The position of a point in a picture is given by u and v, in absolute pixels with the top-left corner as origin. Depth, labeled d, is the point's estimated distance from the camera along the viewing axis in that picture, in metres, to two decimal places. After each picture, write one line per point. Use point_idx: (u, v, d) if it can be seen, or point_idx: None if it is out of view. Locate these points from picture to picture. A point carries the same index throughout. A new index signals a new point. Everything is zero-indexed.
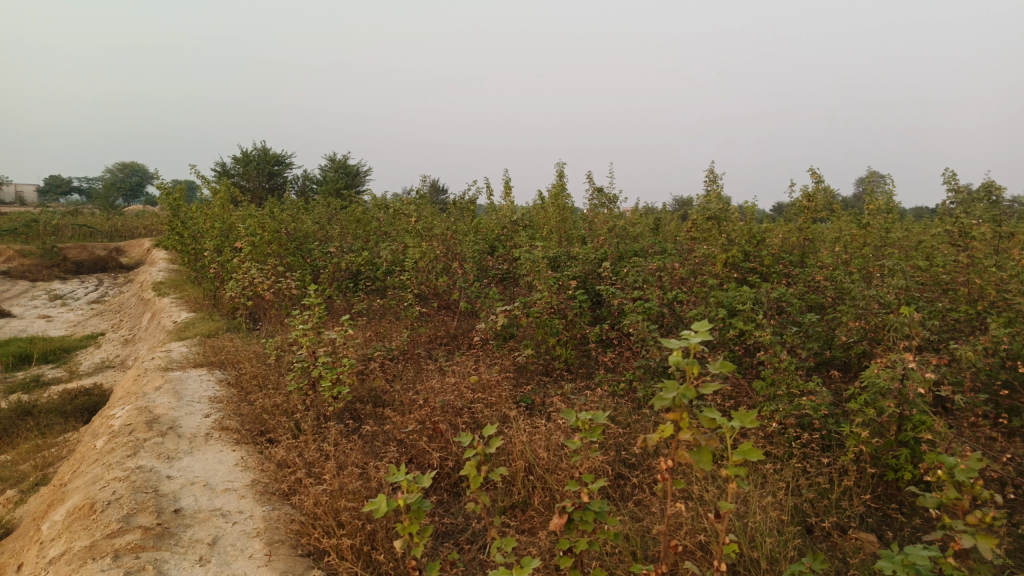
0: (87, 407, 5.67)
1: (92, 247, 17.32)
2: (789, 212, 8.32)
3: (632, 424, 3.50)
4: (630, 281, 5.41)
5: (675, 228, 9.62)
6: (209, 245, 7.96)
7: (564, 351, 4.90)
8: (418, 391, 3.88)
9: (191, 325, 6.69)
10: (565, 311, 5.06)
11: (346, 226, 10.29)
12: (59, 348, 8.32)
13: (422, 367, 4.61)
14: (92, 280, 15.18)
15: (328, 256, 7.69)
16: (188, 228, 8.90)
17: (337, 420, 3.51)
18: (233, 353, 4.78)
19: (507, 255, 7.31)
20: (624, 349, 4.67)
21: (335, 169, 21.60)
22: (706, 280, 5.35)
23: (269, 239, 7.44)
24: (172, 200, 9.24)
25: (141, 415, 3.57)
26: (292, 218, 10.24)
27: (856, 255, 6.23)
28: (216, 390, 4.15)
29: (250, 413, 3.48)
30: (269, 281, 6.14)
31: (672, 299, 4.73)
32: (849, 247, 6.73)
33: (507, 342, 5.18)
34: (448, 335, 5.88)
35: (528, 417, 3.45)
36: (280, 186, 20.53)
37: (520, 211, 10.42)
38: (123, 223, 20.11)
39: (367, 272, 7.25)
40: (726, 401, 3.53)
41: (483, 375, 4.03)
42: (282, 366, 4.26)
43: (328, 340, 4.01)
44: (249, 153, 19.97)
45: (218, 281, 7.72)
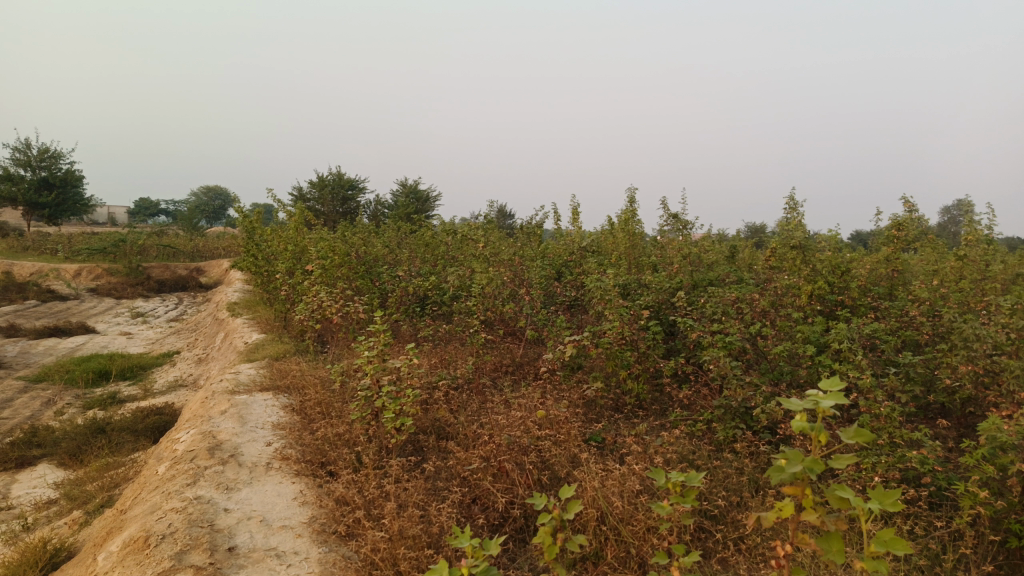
0: (157, 426, 5.74)
1: (174, 266, 17.98)
2: (875, 242, 7.85)
3: (711, 469, 3.25)
4: (706, 312, 5.14)
5: (751, 256, 9.24)
6: (281, 268, 8.06)
7: (635, 385, 4.66)
8: (484, 425, 3.73)
9: (260, 347, 6.74)
10: (637, 343, 4.83)
11: (415, 250, 10.31)
12: (136, 365, 8.55)
13: (487, 397, 4.45)
14: (172, 299, 15.72)
15: (395, 280, 7.68)
16: (262, 250, 9.07)
17: (399, 453, 3.38)
18: (298, 378, 4.74)
19: (575, 283, 7.12)
20: (701, 385, 4.41)
21: (406, 194, 21.91)
22: (790, 314, 5.03)
23: (339, 263, 7.48)
24: (248, 222, 9.45)
25: (204, 441, 3.53)
26: (362, 241, 10.33)
27: (955, 289, 5.77)
28: (279, 416, 4.09)
29: (312, 443, 3.39)
30: (337, 304, 6.13)
31: (754, 334, 4.44)
32: (945, 281, 6.27)
33: (575, 374, 4.98)
34: (514, 364, 5.72)
35: (600, 458, 3.24)
36: (353, 210, 20.96)
37: (589, 237, 10.24)
38: (204, 244, 20.86)
39: (435, 297, 7.18)
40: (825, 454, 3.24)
41: (552, 410, 3.84)
42: (346, 393, 4.18)
43: (393, 368, 3.90)
44: (324, 177, 20.49)
45: (288, 303, 7.79)
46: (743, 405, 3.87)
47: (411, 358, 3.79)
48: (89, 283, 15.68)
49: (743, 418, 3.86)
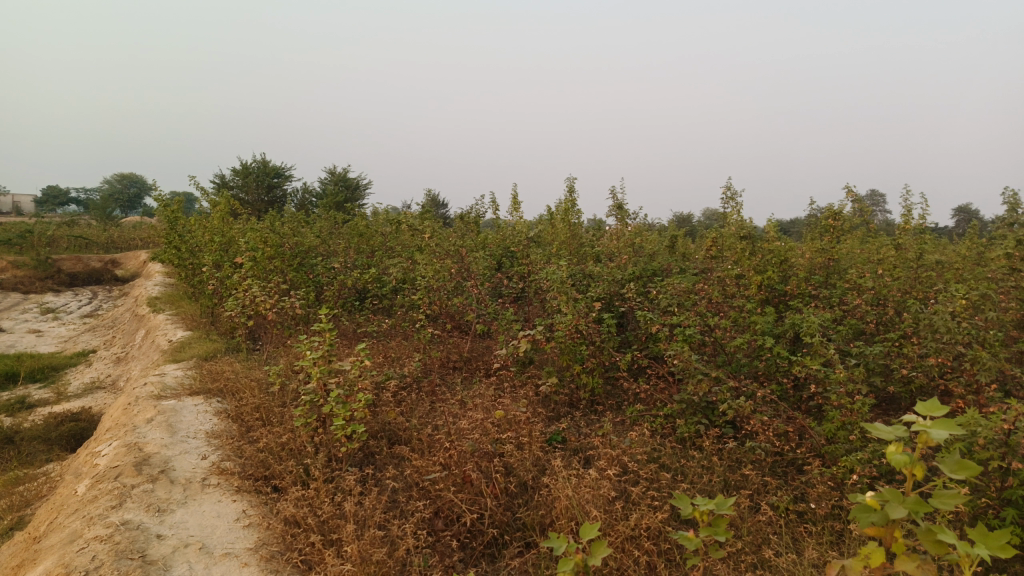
0: (73, 434, 5.27)
1: (87, 258, 16.91)
2: (812, 232, 7.98)
3: (681, 470, 3.14)
4: (660, 305, 5.05)
5: (691, 245, 9.27)
6: (207, 260, 7.59)
7: (590, 379, 4.53)
8: (440, 428, 3.52)
9: (187, 345, 6.30)
10: (592, 336, 4.70)
11: (350, 240, 9.93)
12: (47, 366, 7.91)
13: (439, 397, 4.23)
14: (86, 293, 14.77)
15: (331, 272, 7.33)
16: (186, 241, 8.53)
17: (351, 462, 3.13)
18: (232, 380, 4.40)
19: (520, 274, 6.95)
20: (659, 380, 4.31)
21: (335, 182, 21.27)
22: (742, 305, 5.00)
23: (271, 255, 7.08)
24: (170, 212, 8.89)
25: (130, 455, 3.19)
26: (293, 232, 9.88)
27: (895, 277, 5.88)
28: (213, 423, 3.76)
29: (253, 454, 3.10)
30: (272, 299, 5.77)
31: (712, 325, 4.37)
32: (883, 268, 6.40)
33: (528, 369, 4.81)
34: (463, 359, 5.51)
35: (566, 462, 3.08)
36: (279, 198, 20.20)
37: (529, 226, 10.09)
38: (119, 234, 19.73)
39: (375, 290, 6.88)
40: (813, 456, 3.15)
41: (510, 410, 3.65)
42: (287, 397, 3.88)
43: (340, 370, 3.63)
44: (248, 164, 19.68)
45: (216, 298, 7.35)
46: (705, 400, 3.79)
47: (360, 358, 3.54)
48: None
49: (705, 413, 3.78)
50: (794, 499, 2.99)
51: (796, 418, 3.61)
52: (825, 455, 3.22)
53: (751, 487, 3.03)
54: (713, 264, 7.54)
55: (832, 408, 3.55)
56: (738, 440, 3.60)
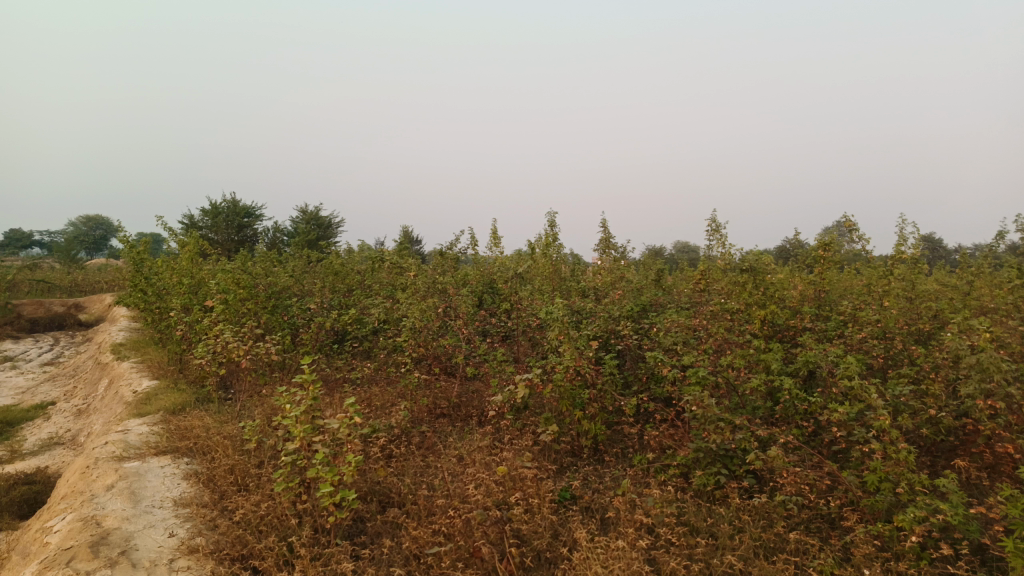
0: (26, 499, 4.80)
1: (49, 303, 16.26)
2: (802, 262, 7.84)
3: (710, 532, 2.84)
4: (663, 344, 4.79)
5: (677, 279, 9.07)
6: (176, 303, 7.19)
7: (593, 426, 4.23)
8: (440, 490, 3.19)
9: (154, 396, 5.87)
10: (594, 379, 4.41)
11: (325, 279, 9.58)
12: (1, 420, 7.36)
13: (432, 451, 3.90)
14: (47, 340, 14.11)
15: (308, 313, 6.99)
16: (153, 284, 8.09)
17: (341, 534, 2.79)
18: (204, 438, 4.01)
19: (507, 314, 6.68)
20: (669, 426, 4.03)
21: (307, 220, 20.91)
22: (748, 342, 4.76)
23: (245, 297, 6.70)
24: (136, 253, 8.46)
25: (86, 533, 2.79)
26: (266, 272, 9.51)
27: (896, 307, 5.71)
28: (182, 488, 3.38)
29: (229, 528, 2.74)
30: (246, 344, 5.40)
31: (723, 365, 4.11)
32: (880, 298, 6.24)
33: (525, 415, 4.50)
34: (452, 406, 5.17)
35: (585, 528, 2.77)
36: (250, 238, 19.76)
37: (510, 262, 9.86)
38: (83, 277, 19.08)
39: (356, 331, 6.53)
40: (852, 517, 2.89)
41: (514, 466, 3.34)
42: (266, 456, 3.52)
43: (325, 427, 3.28)
44: (218, 204, 19.27)
45: (186, 343, 6.93)
46: (723, 447, 3.52)
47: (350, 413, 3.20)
48: None
49: (725, 462, 3.50)
50: (837, 561, 2.72)
51: (823, 467, 3.36)
52: (863, 509, 2.96)
53: (788, 548, 2.75)
54: (705, 299, 7.33)
55: (862, 455, 3.31)
56: (762, 492, 3.32)
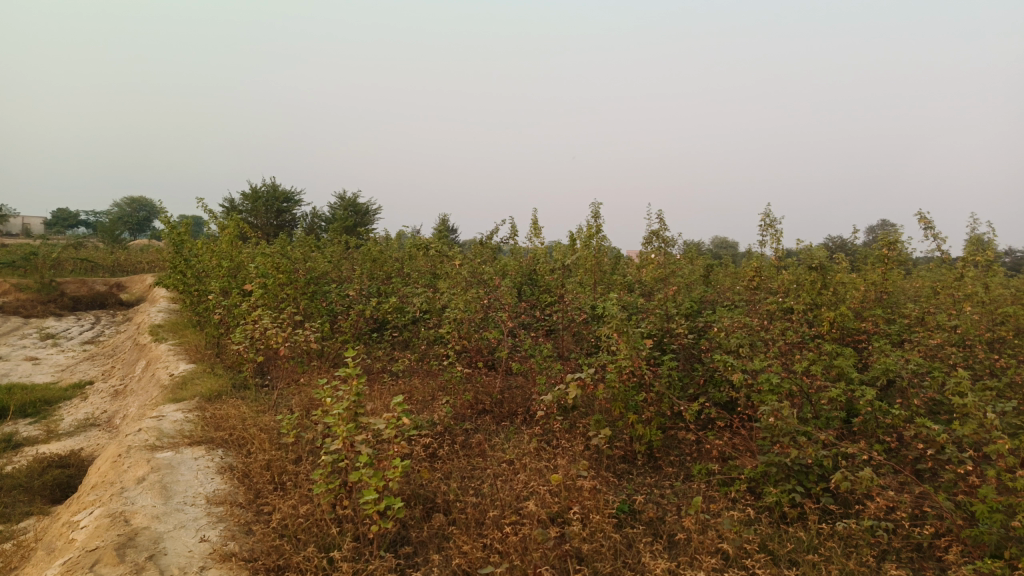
0: (58, 483, 4.68)
1: (91, 282, 16.42)
2: (861, 258, 7.42)
3: (790, 562, 2.55)
4: (723, 344, 4.48)
5: (725, 275, 8.71)
6: (214, 286, 7.06)
7: (648, 431, 3.96)
8: (490, 498, 2.96)
9: (191, 381, 5.74)
10: (651, 381, 4.14)
11: (363, 266, 9.41)
12: (40, 399, 7.32)
13: (478, 452, 3.67)
14: (88, 319, 14.22)
15: (346, 301, 6.81)
16: (192, 265, 7.99)
17: (384, 546, 2.56)
18: (240, 429, 3.83)
19: (550, 308, 6.43)
20: (733, 436, 3.75)
21: (344, 206, 20.86)
22: (815, 345, 4.42)
23: (284, 282, 6.54)
24: (176, 234, 8.37)
25: (113, 531, 2.61)
26: (305, 256, 9.37)
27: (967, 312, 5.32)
28: (216, 483, 3.19)
29: (265, 534, 2.54)
30: (284, 331, 5.22)
31: (796, 371, 3.80)
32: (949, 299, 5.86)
33: (575, 416, 4.24)
34: (495, 402, 4.94)
35: (651, 551, 2.51)
36: (288, 223, 19.76)
37: (551, 253, 9.59)
38: (126, 257, 19.27)
39: (395, 320, 6.32)
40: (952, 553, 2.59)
41: (569, 475, 3.08)
42: (304, 454, 3.32)
43: (368, 426, 3.05)
44: (258, 188, 19.30)
45: (223, 328, 6.80)
46: (799, 462, 3.22)
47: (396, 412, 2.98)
48: None
49: (799, 479, 3.20)
50: None
51: (911, 490, 3.04)
52: (963, 539, 2.65)
53: None
54: (759, 298, 6.98)
55: (957, 478, 2.99)
56: (842, 515, 3.02)
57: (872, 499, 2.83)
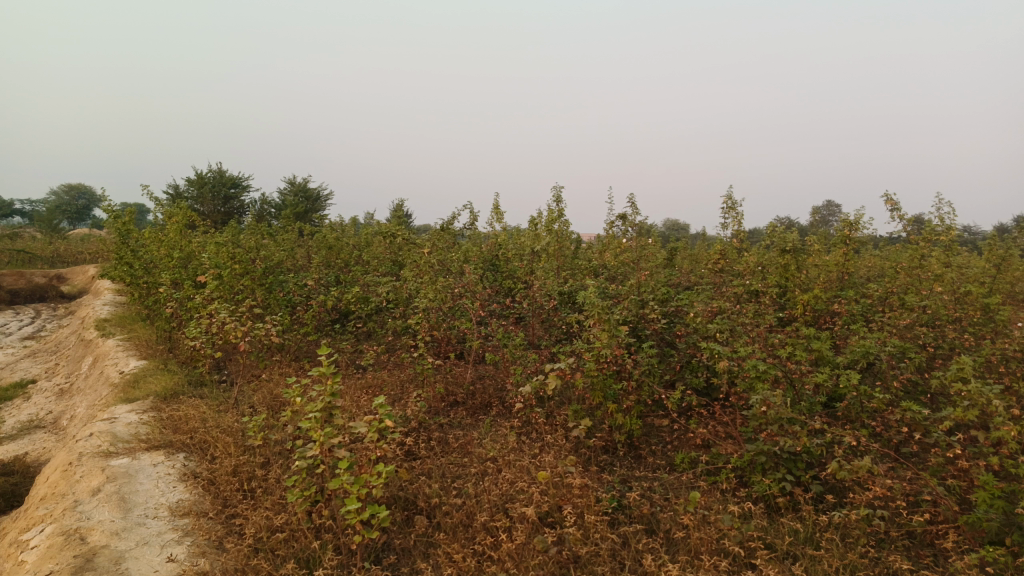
0: (2, 493, 4.37)
1: (29, 274, 15.65)
2: (821, 239, 7.46)
3: (791, 559, 2.48)
4: (699, 330, 4.41)
5: (688, 257, 8.69)
6: (164, 278, 6.73)
7: (629, 421, 3.87)
8: (475, 499, 2.82)
9: (143, 379, 5.44)
10: (630, 370, 4.05)
11: (319, 254, 9.12)
12: None
13: (456, 449, 3.53)
14: (27, 313, 13.55)
15: (306, 291, 6.56)
16: (139, 256, 7.60)
17: (369, 558, 2.41)
18: (202, 432, 3.60)
19: (517, 295, 6.30)
20: (717, 424, 3.68)
21: (295, 192, 20.31)
22: (790, 328, 4.38)
23: (239, 272, 6.25)
24: (121, 224, 7.96)
25: (69, 553, 2.39)
26: (258, 245, 9.03)
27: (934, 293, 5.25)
28: (179, 492, 2.98)
29: (239, 550, 2.35)
30: (244, 325, 4.97)
31: (778, 356, 3.75)
32: (913, 279, 5.88)
33: (553, 407, 4.13)
34: (467, 394, 4.80)
35: (650, 552, 2.41)
36: (236, 210, 19.16)
37: (513, 237, 9.44)
38: (65, 247, 18.42)
39: (358, 310, 6.11)
40: (950, 542, 2.56)
41: (556, 472, 2.96)
42: (274, 459, 3.12)
43: (344, 428, 2.87)
44: (204, 175, 18.65)
45: (175, 321, 6.48)
46: (787, 450, 3.16)
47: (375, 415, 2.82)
48: None
49: (789, 468, 3.15)
50: None
51: (901, 475, 3.02)
52: (959, 526, 2.61)
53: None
54: (725, 281, 6.96)
55: (946, 464, 2.97)
56: (834, 503, 2.97)
57: (868, 490, 2.78)
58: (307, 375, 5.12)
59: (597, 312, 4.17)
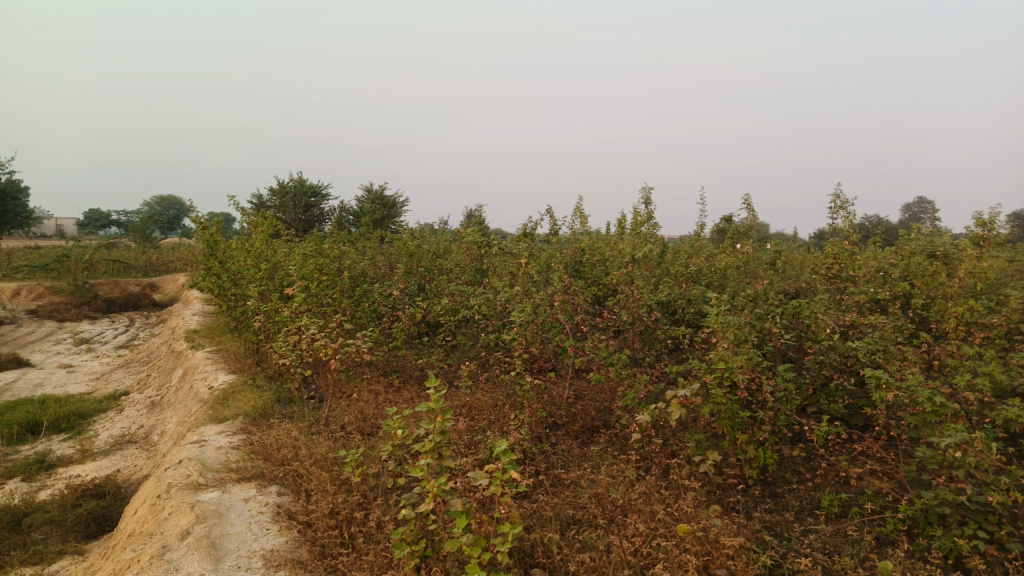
0: (95, 517, 4.23)
1: (124, 282, 16.16)
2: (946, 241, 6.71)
3: None
4: (837, 349, 3.89)
5: (792, 260, 8.04)
6: (252, 290, 6.60)
7: (766, 456, 3.41)
8: (609, 557, 2.45)
9: (232, 395, 5.28)
10: (764, 396, 3.58)
11: (400, 262, 8.89)
12: (74, 412, 6.92)
13: (572, 490, 3.14)
14: (122, 321, 13.92)
15: (392, 303, 6.31)
16: (227, 268, 7.53)
17: None
18: (295, 463, 3.34)
19: (613, 305, 5.86)
20: (877, 466, 3.18)
21: (372, 199, 20.39)
22: (945, 347, 3.81)
23: (327, 284, 6.05)
24: (208, 234, 7.92)
25: None
26: (341, 254, 8.89)
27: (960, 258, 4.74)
28: (273, 537, 2.70)
29: None
30: (334, 342, 4.73)
31: (947, 384, 3.21)
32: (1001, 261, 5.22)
33: (674, 437, 3.69)
34: (570, 416, 4.40)
35: None
36: (317, 218, 19.36)
37: (599, 242, 9.00)
38: (157, 256, 19.01)
39: (447, 322, 5.79)
40: None
41: (702, 526, 2.55)
42: (377, 502, 2.81)
43: (459, 475, 2.53)
44: (286, 184, 18.93)
45: (263, 335, 6.34)
46: (974, 501, 2.67)
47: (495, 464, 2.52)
48: (29, 303, 13.78)
49: (979, 522, 2.64)
50: None
51: None
52: None
53: None
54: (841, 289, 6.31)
55: None
56: None
57: None
58: (397, 394, 4.84)
59: (718, 331, 3.73)
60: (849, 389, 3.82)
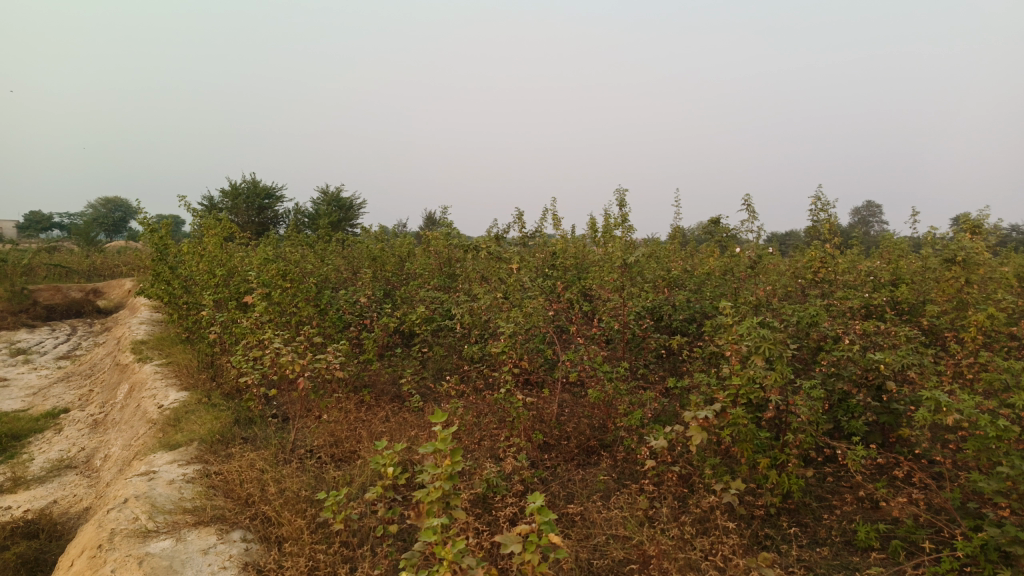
0: (25, 564, 3.67)
1: (66, 288, 15.22)
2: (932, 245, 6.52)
3: None
4: (856, 361, 3.59)
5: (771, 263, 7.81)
6: (206, 298, 6.05)
7: (794, 484, 3.06)
8: None
9: (185, 416, 4.75)
10: (788, 418, 3.24)
11: (364, 266, 8.40)
12: (6, 434, 6.26)
13: (586, 533, 2.75)
14: (63, 330, 13.06)
15: (360, 312, 5.84)
16: (178, 274, 6.94)
17: None
18: (263, 504, 2.88)
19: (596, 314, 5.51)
20: (922, 496, 2.86)
21: (329, 201, 19.70)
22: (971, 362, 3.54)
23: (290, 291, 5.55)
24: (157, 237, 7.31)
25: None
26: (301, 258, 8.35)
27: (963, 260, 4.49)
28: None
29: None
30: (302, 357, 4.26)
31: (996, 404, 2.91)
32: (998, 262, 5.00)
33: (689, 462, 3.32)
34: (565, 437, 4.01)
35: None
36: (271, 220, 18.62)
37: (573, 245, 8.65)
38: (102, 260, 18.05)
39: (423, 333, 5.35)
40: None
41: None
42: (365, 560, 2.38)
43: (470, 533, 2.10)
44: (238, 185, 18.17)
45: (219, 347, 5.80)
46: None
47: (527, 523, 2.19)
48: None
49: None
50: None
51: None
52: None
53: None
54: (828, 293, 6.06)
55: None
56: None
57: None
58: (372, 414, 4.39)
59: (736, 343, 3.38)
60: (872, 406, 3.52)
